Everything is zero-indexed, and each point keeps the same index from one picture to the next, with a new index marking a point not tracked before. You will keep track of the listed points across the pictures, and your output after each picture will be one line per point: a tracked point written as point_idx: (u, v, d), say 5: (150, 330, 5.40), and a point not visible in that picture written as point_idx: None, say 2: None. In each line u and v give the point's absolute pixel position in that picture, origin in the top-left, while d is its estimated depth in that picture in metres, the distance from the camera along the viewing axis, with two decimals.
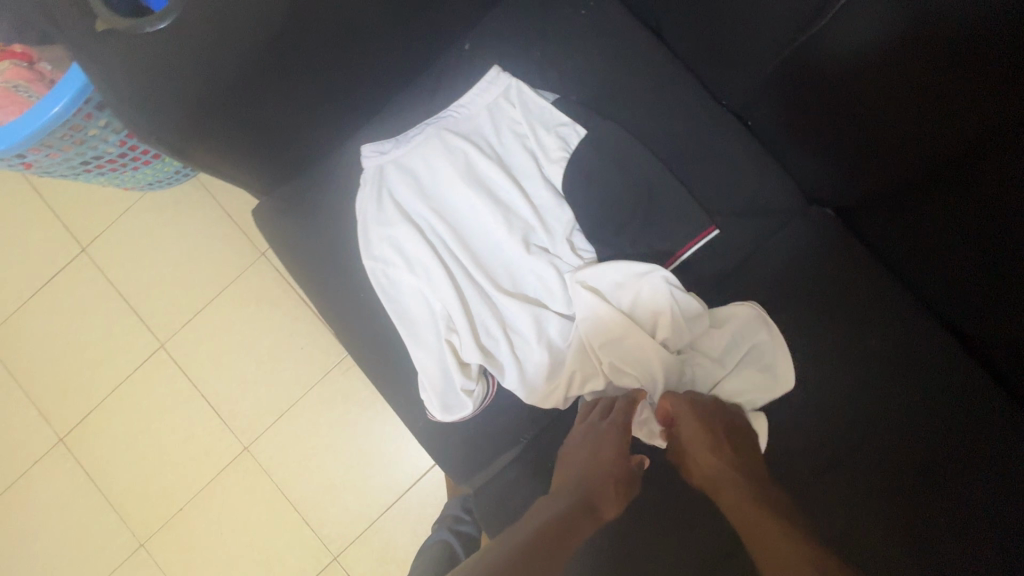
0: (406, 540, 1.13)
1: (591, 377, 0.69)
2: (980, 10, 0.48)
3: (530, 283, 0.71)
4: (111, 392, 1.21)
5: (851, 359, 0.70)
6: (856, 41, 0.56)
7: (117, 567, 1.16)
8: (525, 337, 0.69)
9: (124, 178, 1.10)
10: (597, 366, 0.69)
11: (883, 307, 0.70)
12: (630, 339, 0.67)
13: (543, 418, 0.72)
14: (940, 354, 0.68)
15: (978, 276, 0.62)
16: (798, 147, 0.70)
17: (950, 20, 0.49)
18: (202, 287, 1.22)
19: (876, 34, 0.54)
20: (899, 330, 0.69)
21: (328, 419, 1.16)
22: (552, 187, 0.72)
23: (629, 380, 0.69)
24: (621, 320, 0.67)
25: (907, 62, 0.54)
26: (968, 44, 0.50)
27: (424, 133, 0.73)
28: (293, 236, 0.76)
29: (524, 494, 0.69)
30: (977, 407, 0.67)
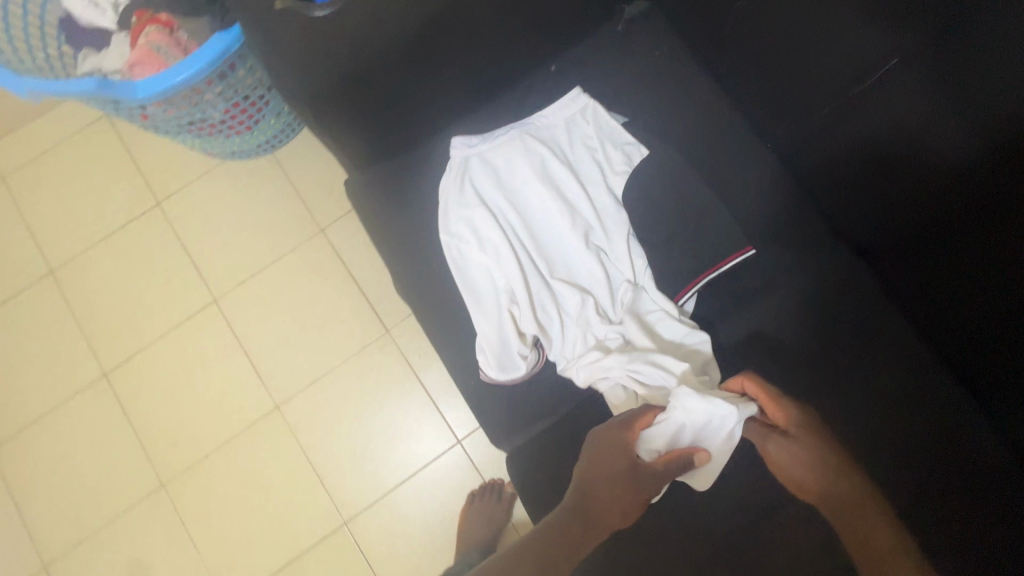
0: (416, 514, 1.19)
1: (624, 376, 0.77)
2: (1006, 74, 0.61)
3: (583, 274, 0.81)
4: (159, 337, 1.29)
5: (857, 381, 0.78)
6: (897, 99, 0.69)
7: (136, 504, 1.21)
8: (572, 319, 0.79)
9: (213, 144, 1.21)
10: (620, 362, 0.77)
11: (888, 339, 0.79)
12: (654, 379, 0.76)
13: (576, 396, 0.81)
14: (940, 395, 0.76)
15: (983, 317, 0.69)
16: (830, 190, 0.81)
17: (985, 77, 0.62)
18: (262, 252, 1.31)
19: (917, 87, 0.67)
20: (901, 363, 0.78)
21: (359, 390, 1.24)
22: (613, 195, 0.83)
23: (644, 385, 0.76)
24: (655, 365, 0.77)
25: (945, 120, 0.66)
26: (996, 98, 0.61)
27: (508, 134, 0.85)
28: (379, 207, 0.86)
29: (556, 458, 0.78)
30: (970, 451, 0.74)
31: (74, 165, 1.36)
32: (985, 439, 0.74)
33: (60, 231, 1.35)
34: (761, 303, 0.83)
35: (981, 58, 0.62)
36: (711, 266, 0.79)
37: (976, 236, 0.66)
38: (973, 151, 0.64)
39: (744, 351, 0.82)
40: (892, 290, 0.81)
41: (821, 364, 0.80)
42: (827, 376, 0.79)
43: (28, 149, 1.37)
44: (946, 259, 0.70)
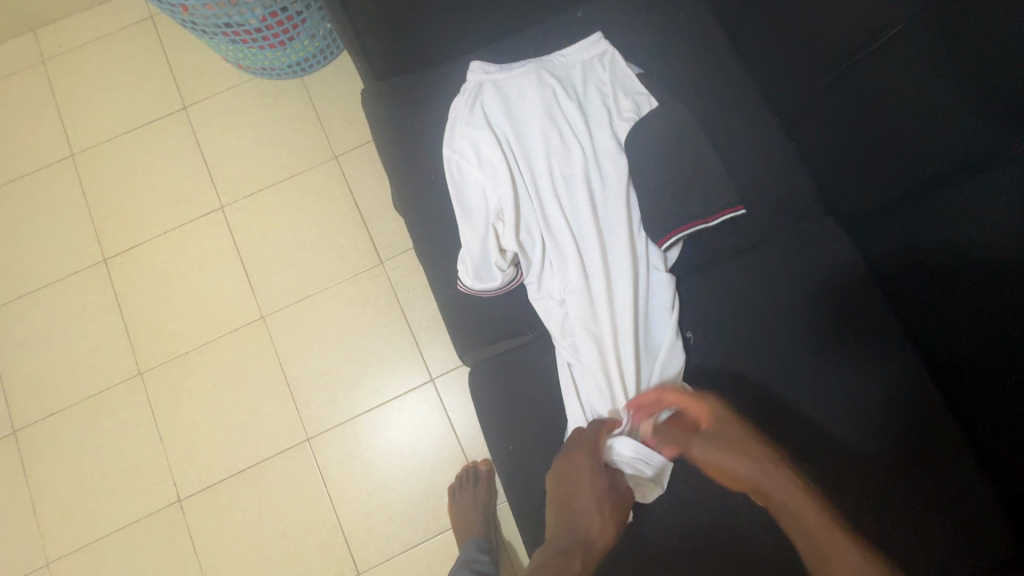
0: (377, 443, 1.20)
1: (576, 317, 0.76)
2: (1001, 47, 0.62)
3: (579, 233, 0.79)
4: (162, 233, 1.32)
5: (823, 355, 0.80)
6: (901, 69, 0.71)
7: (111, 386, 1.24)
8: (573, 288, 0.77)
9: (246, 54, 1.25)
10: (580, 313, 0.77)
11: (864, 319, 0.80)
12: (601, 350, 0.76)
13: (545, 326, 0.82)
14: (906, 374, 0.78)
15: (958, 291, 0.71)
16: (832, 161, 0.83)
17: (982, 53, 0.64)
18: (274, 169, 1.34)
19: (921, 59, 0.69)
20: (875, 339, 0.79)
21: (344, 314, 1.26)
22: (615, 138, 0.84)
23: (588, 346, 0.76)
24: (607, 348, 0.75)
25: (943, 97, 0.68)
26: (988, 71, 0.63)
27: (525, 67, 0.86)
28: (389, 116, 0.89)
29: (519, 376, 0.80)
30: (927, 427, 0.76)
31: (113, 58, 1.41)
32: (944, 420, 0.76)
33: (88, 117, 1.39)
34: (742, 269, 0.85)
35: (979, 35, 0.64)
36: (699, 219, 0.80)
37: (950, 212, 0.70)
38: (960, 131, 0.67)
39: (720, 312, 0.83)
40: (879, 269, 0.82)
41: (791, 336, 0.81)
42: (795, 347, 0.80)
43: (72, 37, 1.42)
44: (921, 234, 0.74)
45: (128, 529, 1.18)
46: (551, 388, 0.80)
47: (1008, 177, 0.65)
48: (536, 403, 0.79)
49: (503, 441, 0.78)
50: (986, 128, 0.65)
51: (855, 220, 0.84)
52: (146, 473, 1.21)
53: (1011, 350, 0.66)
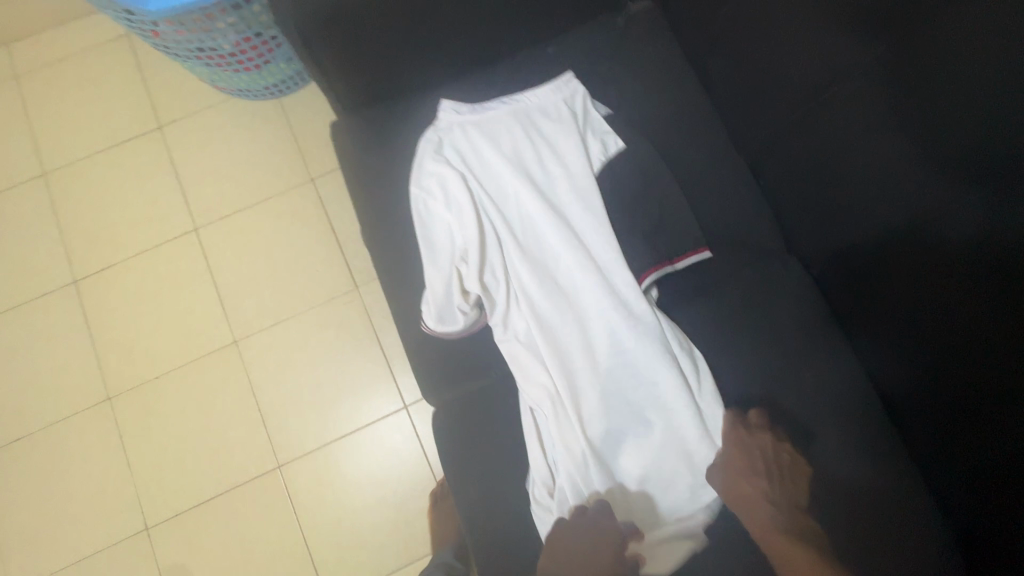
0: (349, 471, 1.19)
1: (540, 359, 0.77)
2: (966, 101, 0.61)
3: (569, 292, 0.78)
4: (134, 254, 1.30)
5: (783, 394, 0.80)
6: (861, 117, 0.71)
7: (79, 410, 1.22)
8: (542, 330, 0.77)
9: (221, 76, 1.24)
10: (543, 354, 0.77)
11: (821, 358, 0.81)
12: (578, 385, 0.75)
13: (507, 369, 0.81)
14: (862, 412, 0.79)
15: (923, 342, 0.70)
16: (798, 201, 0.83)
17: (949, 108, 0.63)
18: (250, 190, 1.33)
19: (885, 107, 0.68)
20: (832, 376, 0.80)
21: (317, 340, 1.25)
22: (584, 176, 0.82)
23: (556, 386, 0.75)
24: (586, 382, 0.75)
25: (897, 149, 0.68)
26: (948, 125, 0.63)
27: (498, 108, 0.86)
28: (357, 152, 0.88)
29: (484, 419, 0.79)
30: (881, 463, 0.77)
31: (87, 76, 1.39)
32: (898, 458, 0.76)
33: (60, 136, 1.37)
34: (709, 309, 0.84)
35: (945, 84, 0.63)
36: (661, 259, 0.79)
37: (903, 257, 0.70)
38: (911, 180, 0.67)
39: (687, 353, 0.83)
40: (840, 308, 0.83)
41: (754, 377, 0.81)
42: (760, 389, 0.80)
43: (45, 54, 1.40)
44: (878, 278, 0.74)
45: (94, 557, 1.17)
46: (513, 431, 0.80)
47: (955, 229, 0.64)
48: (500, 445, 0.79)
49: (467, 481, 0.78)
50: (944, 183, 0.64)
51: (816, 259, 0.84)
52: (113, 499, 1.19)
53: (977, 406, 0.65)
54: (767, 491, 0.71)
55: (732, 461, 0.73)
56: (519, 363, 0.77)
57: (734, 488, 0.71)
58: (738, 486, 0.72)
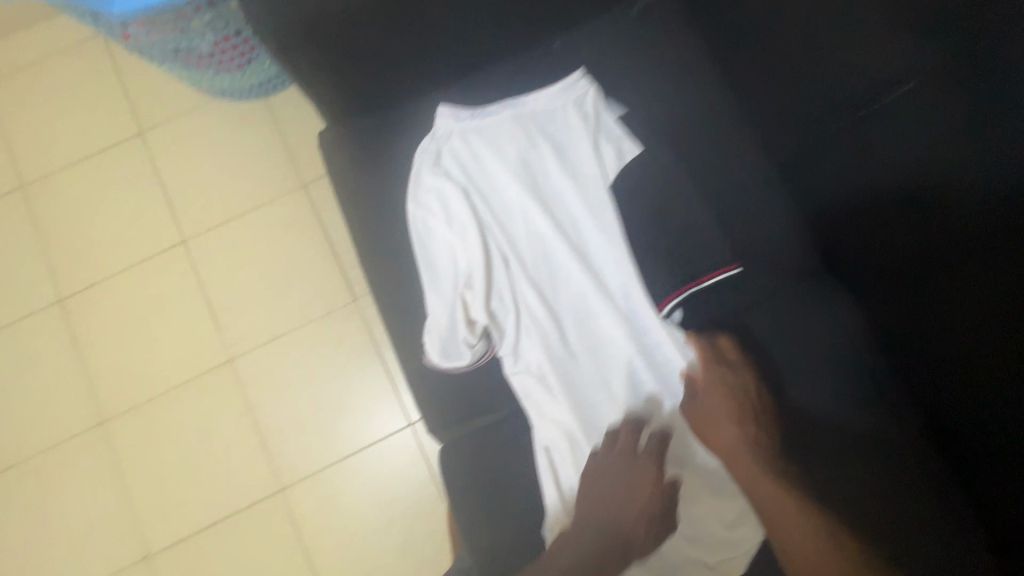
0: (355, 493, 1.14)
1: (554, 394, 0.70)
2: None
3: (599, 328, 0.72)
4: (121, 271, 1.24)
5: (821, 430, 0.66)
6: (938, 110, 0.61)
7: (73, 436, 1.18)
8: (554, 358, 0.71)
9: (203, 78, 1.15)
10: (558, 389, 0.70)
11: (860, 387, 0.68)
12: (593, 406, 0.70)
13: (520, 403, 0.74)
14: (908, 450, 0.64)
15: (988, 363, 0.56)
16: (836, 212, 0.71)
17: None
18: (239, 199, 1.26)
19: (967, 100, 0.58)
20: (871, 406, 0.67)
21: (316, 356, 1.19)
22: (599, 189, 0.75)
23: (573, 424, 0.69)
24: (599, 395, 0.70)
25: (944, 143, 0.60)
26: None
27: (500, 112, 0.78)
28: (348, 166, 0.80)
29: (497, 461, 0.72)
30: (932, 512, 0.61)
31: (62, 81, 1.31)
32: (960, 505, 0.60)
33: (37, 146, 1.29)
34: None
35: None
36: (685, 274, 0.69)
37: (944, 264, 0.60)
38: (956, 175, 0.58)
39: None
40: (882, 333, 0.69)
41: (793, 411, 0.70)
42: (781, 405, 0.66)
43: (17, 57, 1.32)
44: (946, 289, 0.60)
45: None
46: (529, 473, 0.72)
47: (1004, 230, 0.54)
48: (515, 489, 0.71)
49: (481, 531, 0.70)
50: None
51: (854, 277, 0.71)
52: (112, 528, 1.15)
53: None
54: (751, 436, 0.63)
55: (709, 405, 0.65)
56: (531, 398, 0.71)
57: (714, 434, 0.64)
58: (716, 434, 0.64)
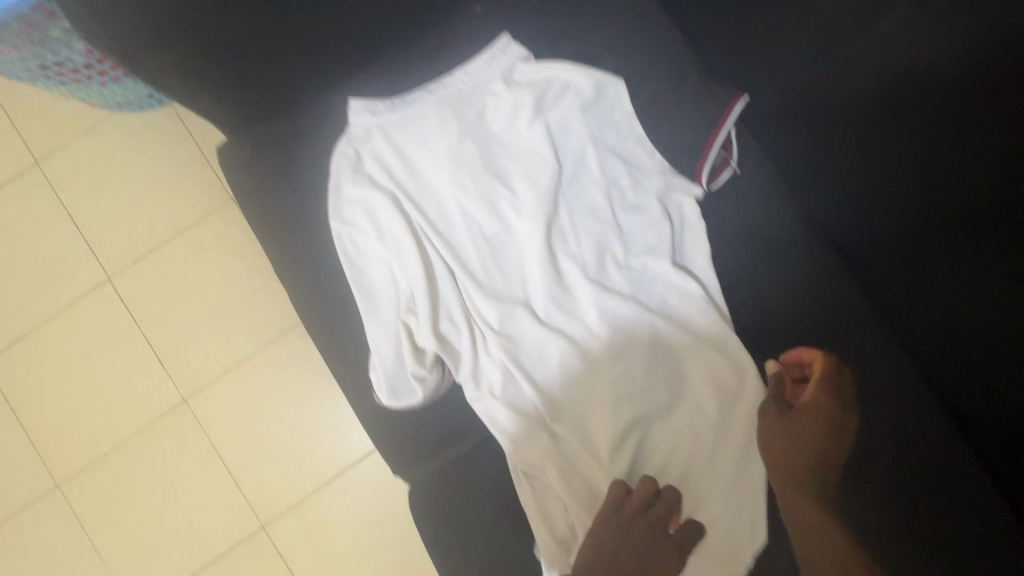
0: (341, 520, 1.08)
1: (523, 417, 0.63)
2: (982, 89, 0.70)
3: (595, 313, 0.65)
4: (46, 319, 1.12)
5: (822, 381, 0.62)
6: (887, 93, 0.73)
7: (28, 503, 1.09)
8: (521, 375, 0.63)
9: (90, 92, 1.00)
10: (529, 409, 0.63)
11: (878, 415, 0.64)
12: (567, 410, 0.63)
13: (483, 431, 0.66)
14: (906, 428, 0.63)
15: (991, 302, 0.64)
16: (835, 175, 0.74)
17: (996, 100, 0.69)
18: (162, 222, 1.13)
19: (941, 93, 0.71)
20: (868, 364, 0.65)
21: (276, 382, 1.10)
22: (549, 173, 0.66)
23: (547, 444, 0.62)
24: (567, 382, 0.64)
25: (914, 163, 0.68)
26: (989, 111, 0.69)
27: (423, 99, 0.67)
28: (256, 182, 0.68)
29: (474, 494, 0.65)
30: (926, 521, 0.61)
31: None
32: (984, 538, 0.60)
33: None
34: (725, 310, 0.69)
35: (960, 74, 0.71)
36: (645, 248, 0.66)
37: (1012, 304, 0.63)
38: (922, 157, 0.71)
39: None
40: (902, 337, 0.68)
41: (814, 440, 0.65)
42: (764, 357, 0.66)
43: None
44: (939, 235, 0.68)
45: None
46: (505, 501, 0.65)
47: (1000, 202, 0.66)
48: (492, 520, 0.64)
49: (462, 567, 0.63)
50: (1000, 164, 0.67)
51: (878, 284, 0.70)
52: None
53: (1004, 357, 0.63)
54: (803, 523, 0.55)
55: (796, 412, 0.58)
56: (501, 427, 0.62)
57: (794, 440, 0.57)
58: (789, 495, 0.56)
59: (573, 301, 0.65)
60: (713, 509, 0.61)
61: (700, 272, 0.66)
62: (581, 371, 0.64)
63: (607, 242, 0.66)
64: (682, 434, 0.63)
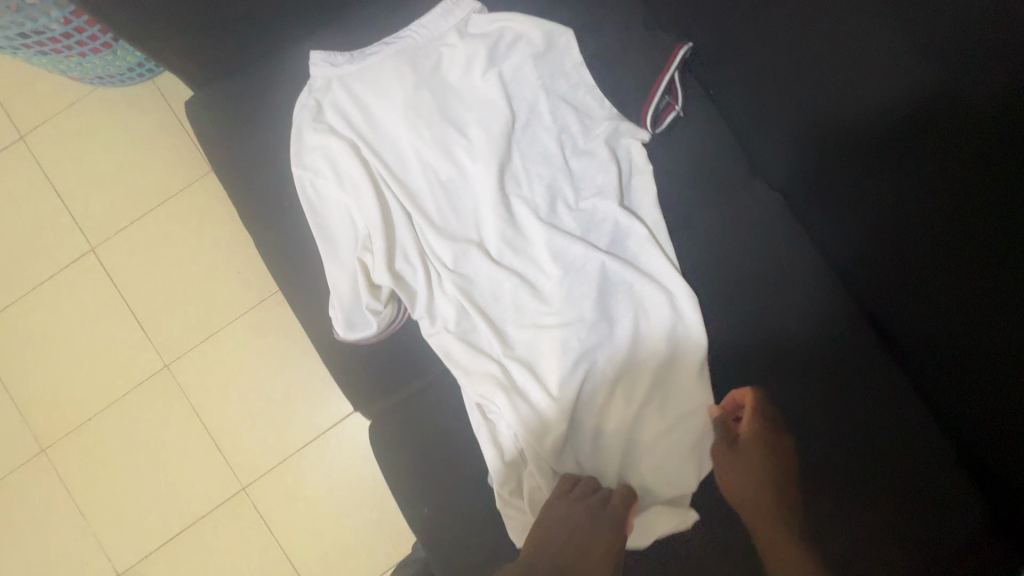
0: (320, 481, 1.10)
1: (476, 351, 0.65)
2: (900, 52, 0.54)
3: (546, 253, 0.67)
4: (31, 290, 1.15)
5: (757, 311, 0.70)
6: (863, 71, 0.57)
7: (14, 469, 1.12)
8: (475, 311, 0.65)
9: (70, 65, 1.03)
10: (482, 343, 0.66)
11: (838, 413, 0.66)
12: (519, 345, 0.66)
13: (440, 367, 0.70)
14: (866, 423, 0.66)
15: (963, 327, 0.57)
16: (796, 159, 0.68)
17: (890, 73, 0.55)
18: (144, 194, 1.16)
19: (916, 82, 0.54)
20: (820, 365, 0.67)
21: (256, 348, 1.13)
22: (501, 119, 0.69)
23: (498, 377, 0.65)
24: (520, 319, 0.66)
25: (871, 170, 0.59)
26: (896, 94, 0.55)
27: (381, 51, 0.70)
28: (222, 133, 0.71)
29: (432, 424, 0.68)
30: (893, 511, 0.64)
31: None
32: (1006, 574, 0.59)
33: None
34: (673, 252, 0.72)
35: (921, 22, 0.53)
36: (595, 192, 0.69)
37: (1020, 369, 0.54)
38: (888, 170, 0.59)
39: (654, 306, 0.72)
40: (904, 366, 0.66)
41: (768, 392, 0.68)
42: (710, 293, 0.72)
43: None
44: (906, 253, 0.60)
45: None
46: (461, 431, 0.68)
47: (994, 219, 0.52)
48: (448, 448, 0.68)
49: (420, 491, 0.67)
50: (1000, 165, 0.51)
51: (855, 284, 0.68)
52: (73, 554, 1.10)
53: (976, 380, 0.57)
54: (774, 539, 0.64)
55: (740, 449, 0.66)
56: (455, 360, 0.65)
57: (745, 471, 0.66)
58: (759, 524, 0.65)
59: (526, 244, 0.68)
60: (657, 433, 0.65)
61: (648, 214, 0.69)
62: (533, 308, 0.66)
63: (559, 187, 0.69)
64: (629, 366, 0.66)
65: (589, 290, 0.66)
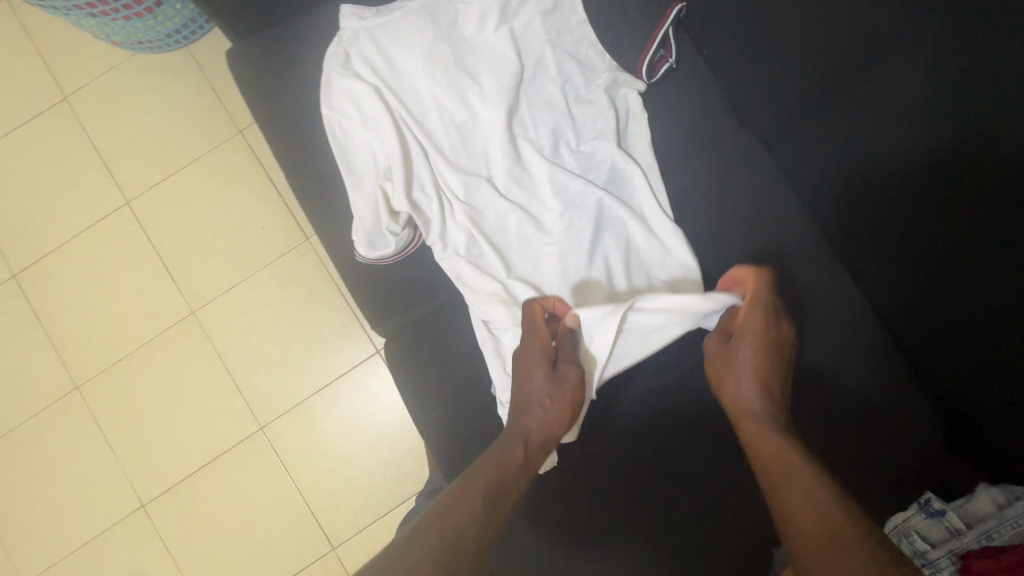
0: (332, 423, 1.18)
1: (483, 274, 0.72)
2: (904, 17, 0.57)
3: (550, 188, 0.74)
4: (70, 239, 1.23)
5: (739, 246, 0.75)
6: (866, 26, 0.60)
7: (50, 403, 1.20)
8: (483, 239, 0.73)
9: (115, 29, 1.12)
10: (489, 267, 0.73)
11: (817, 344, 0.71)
12: (522, 269, 0.73)
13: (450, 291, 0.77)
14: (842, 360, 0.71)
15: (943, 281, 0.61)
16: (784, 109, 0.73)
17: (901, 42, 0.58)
18: (176, 153, 1.24)
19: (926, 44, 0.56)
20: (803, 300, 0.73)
21: (276, 297, 1.20)
22: (511, 69, 0.76)
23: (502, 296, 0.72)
24: (524, 247, 0.73)
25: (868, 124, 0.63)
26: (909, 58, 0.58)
27: (404, 7, 0.78)
28: (258, 79, 0.79)
29: (442, 340, 0.75)
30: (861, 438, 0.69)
31: None
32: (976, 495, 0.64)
33: None
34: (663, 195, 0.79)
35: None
36: (596, 136, 0.76)
37: (991, 328, 0.57)
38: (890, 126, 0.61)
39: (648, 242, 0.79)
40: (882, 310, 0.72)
41: None
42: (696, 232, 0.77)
43: None
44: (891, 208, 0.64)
45: (95, 542, 1.17)
46: (468, 348, 0.75)
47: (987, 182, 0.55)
48: (456, 362, 0.74)
49: (430, 399, 0.73)
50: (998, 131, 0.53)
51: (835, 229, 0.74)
52: (101, 485, 1.18)
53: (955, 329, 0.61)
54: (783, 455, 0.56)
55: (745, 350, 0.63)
56: (464, 281, 0.73)
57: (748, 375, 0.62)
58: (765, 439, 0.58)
59: (532, 181, 0.75)
60: None
61: (642, 156, 0.76)
62: (536, 238, 0.73)
63: (564, 131, 0.76)
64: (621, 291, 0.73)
65: (589, 223, 0.73)
